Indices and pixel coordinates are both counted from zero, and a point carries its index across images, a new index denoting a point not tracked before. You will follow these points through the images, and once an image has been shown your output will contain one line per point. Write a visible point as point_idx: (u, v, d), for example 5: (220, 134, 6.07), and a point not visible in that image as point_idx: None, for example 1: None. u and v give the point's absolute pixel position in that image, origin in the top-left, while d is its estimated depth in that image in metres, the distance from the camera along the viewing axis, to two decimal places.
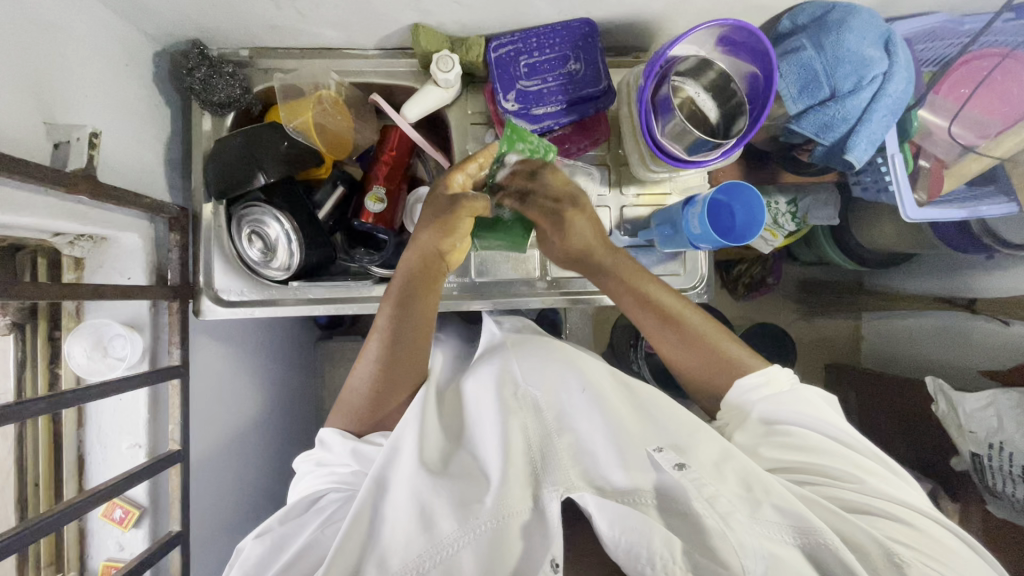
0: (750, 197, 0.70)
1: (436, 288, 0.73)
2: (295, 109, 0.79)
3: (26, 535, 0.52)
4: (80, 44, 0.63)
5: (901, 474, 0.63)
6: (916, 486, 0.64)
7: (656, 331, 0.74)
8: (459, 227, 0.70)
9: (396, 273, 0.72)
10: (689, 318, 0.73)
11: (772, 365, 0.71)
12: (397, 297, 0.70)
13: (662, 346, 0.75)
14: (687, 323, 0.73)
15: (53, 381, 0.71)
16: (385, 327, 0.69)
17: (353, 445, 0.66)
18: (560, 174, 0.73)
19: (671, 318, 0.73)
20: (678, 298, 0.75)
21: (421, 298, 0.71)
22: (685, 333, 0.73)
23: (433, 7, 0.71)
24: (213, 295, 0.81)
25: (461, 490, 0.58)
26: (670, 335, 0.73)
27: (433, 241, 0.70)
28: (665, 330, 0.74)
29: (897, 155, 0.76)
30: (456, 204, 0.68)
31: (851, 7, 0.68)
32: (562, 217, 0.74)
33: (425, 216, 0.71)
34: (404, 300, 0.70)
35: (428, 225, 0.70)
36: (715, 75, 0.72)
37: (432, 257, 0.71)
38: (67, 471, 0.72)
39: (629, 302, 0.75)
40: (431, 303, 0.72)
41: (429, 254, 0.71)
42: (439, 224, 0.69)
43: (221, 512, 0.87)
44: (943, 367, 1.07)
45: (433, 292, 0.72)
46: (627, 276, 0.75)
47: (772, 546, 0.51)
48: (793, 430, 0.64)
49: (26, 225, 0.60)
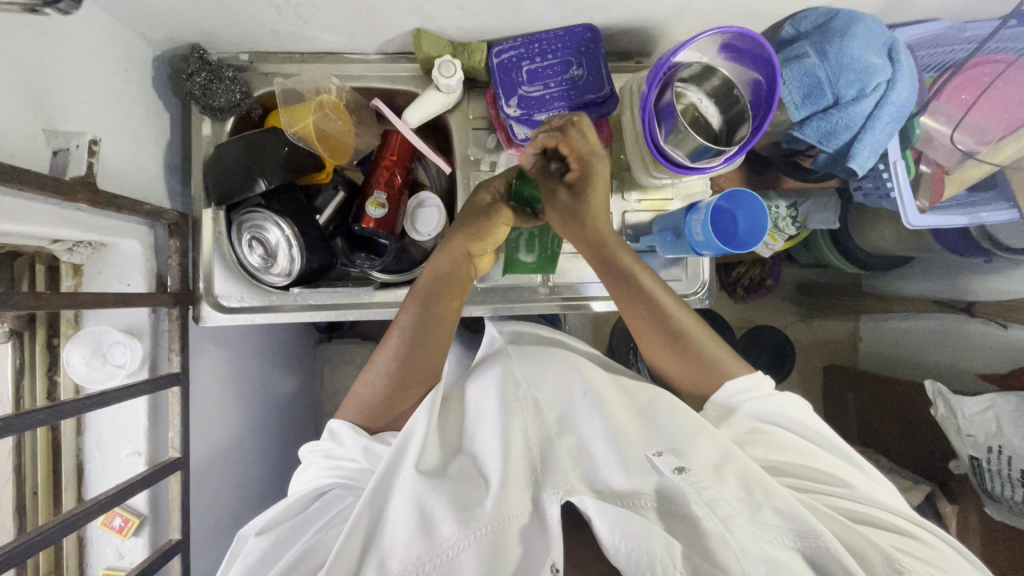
0: (756, 209, 0.69)
1: (462, 292, 0.73)
2: (296, 113, 0.78)
3: (27, 548, 0.52)
4: (79, 49, 0.62)
5: (877, 476, 0.65)
6: (892, 488, 0.65)
7: (646, 328, 0.71)
8: (493, 232, 0.73)
9: (422, 276, 0.73)
10: (684, 319, 0.71)
11: (754, 370, 0.71)
12: (421, 296, 0.71)
13: (648, 342, 0.72)
14: (681, 325, 0.70)
15: (52, 388, 0.71)
16: (407, 325, 0.70)
17: (365, 443, 0.65)
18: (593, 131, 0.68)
19: (668, 314, 0.71)
20: (675, 298, 0.72)
21: (445, 300, 0.71)
22: (682, 335, 0.70)
23: (436, 12, 0.71)
24: (213, 301, 0.80)
25: (460, 493, 0.57)
26: (666, 335, 0.71)
27: (463, 244, 0.72)
28: (660, 326, 0.71)
29: (898, 162, 0.77)
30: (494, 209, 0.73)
31: (854, 14, 0.68)
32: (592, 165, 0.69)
33: (457, 222, 0.73)
34: (429, 298, 0.71)
35: (461, 229, 0.72)
36: (717, 82, 0.73)
37: (462, 261, 0.73)
38: (67, 479, 0.71)
39: (627, 293, 0.71)
40: (454, 308, 0.72)
41: (459, 258, 0.72)
42: (471, 229, 0.72)
43: (221, 518, 0.86)
44: (941, 370, 1.07)
45: (458, 295, 0.73)
46: (631, 267, 0.71)
47: (772, 550, 0.51)
48: (775, 429, 0.65)
49: (25, 233, 0.59)
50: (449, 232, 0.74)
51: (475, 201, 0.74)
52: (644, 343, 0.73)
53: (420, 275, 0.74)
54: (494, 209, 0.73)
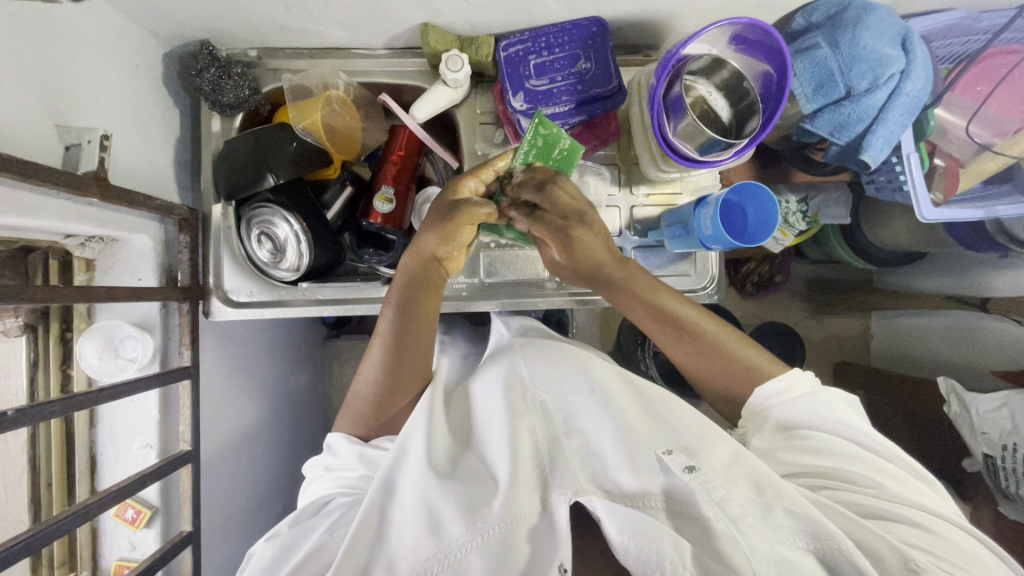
0: (767, 203, 0.69)
1: (438, 293, 0.71)
2: (304, 109, 0.79)
3: (42, 536, 0.52)
4: (88, 44, 0.63)
5: (918, 476, 0.62)
6: (937, 487, 0.62)
7: (658, 333, 0.72)
8: (459, 237, 0.66)
9: (397, 276, 0.71)
10: (693, 317, 0.71)
11: (789, 369, 0.70)
12: (397, 304, 0.69)
13: (657, 337, 0.73)
14: (687, 320, 0.70)
15: (65, 381, 0.72)
16: (386, 333, 0.69)
17: (360, 450, 0.66)
18: (570, 188, 0.62)
19: (683, 325, 0.70)
20: (684, 301, 0.72)
21: (422, 305, 0.69)
22: (688, 329, 0.70)
23: (443, 6, 0.70)
24: (222, 296, 0.81)
25: (469, 493, 0.56)
26: (671, 334, 0.71)
27: (430, 245, 0.67)
28: (667, 331, 0.71)
29: (913, 154, 0.75)
30: (456, 212, 0.63)
31: (867, 4, 0.67)
32: (570, 235, 0.64)
33: (430, 218, 0.68)
34: (404, 307, 0.69)
35: (430, 228, 0.67)
36: (728, 74, 0.71)
37: (431, 262, 0.69)
38: (79, 471, 0.72)
39: (642, 313, 0.71)
40: (431, 311, 0.70)
41: (427, 259, 0.69)
42: (438, 231, 0.66)
43: (231, 510, 0.87)
44: (952, 367, 1.06)
45: (433, 298, 0.70)
46: (636, 288, 0.70)
47: (784, 551, 0.50)
48: (814, 435, 0.63)
49: (39, 228, 0.60)
50: (424, 226, 0.68)
51: (451, 193, 0.65)
52: (650, 334, 0.74)
53: (396, 274, 0.71)
54: (461, 206, 0.63)
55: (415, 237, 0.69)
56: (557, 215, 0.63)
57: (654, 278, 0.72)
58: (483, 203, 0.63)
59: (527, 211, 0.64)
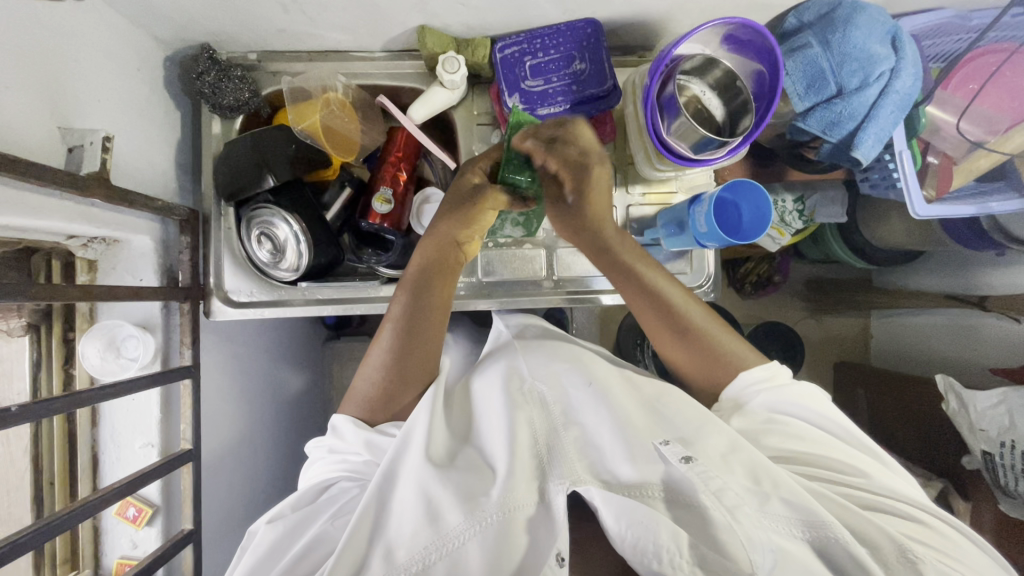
0: (760, 200, 0.70)
1: (452, 279, 0.73)
2: (303, 111, 0.80)
3: (46, 531, 0.53)
4: (91, 48, 0.64)
5: (894, 465, 0.64)
6: (909, 477, 0.65)
7: (658, 324, 0.72)
8: (481, 220, 0.72)
9: (410, 266, 0.73)
10: (696, 315, 0.71)
11: (770, 360, 0.71)
12: (410, 287, 0.71)
13: (659, 335, 0.73)
14: (691, 319, 0.70)
15: (67, 380, 0.73)
16: (398, 317, 0.70)
17: (367, 437, 0.66)
18: (588, 130, 0.69)
19: (676, 311, 0.71)
20: (681, 289, 0.72)
21: (437, 288, 0.71)
22: (691, 329, 0.70)
23: (439, 8, 0.71)
24: (223, 296, 0.82)
25: (468, 484, 0.57)
26: (677, 332, 0.71)
27: (449, 231, 0.72)
28: (670, 324, 0.71)
29: (904, 152, 0.75)
30: (480, 195, 0.71)
31: (858, 3, 0.68)
32: (587, 168, 0.69)
33: (445, 209, 0.73)
34: (419, 289, 0.71)
35: (447, 215, 0.72)
36: (720, 74, 0.72)
37: (449, 248, 0.73)
38: (81, 469, 0.73)
39: (636, 294, 0.72)
40: (444, 295, 0.72)
41: (445, 245, 0.72)
42: (459, 217, 0.71)
43: (232, 509, 0.88)
44: (952, 365, 1.07)
45: (449, 282, 0.73)
46: (632, 263, 0.71)
47: (781, 540, 0.51)
48: (791, 420, 0.64)
49: (42, 228, 0.61)
50: (438, 217, 0.73)
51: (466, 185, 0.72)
52: (654, 335, 0.74)
53: (409, 263, 0.74)
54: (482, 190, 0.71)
55: (429, 229, 0.74)
56: (571, 149, 0.68)
57: (644, 253, 0.73)
58: (518, 202, 0.75)
59: (542, 141, 0.68)
